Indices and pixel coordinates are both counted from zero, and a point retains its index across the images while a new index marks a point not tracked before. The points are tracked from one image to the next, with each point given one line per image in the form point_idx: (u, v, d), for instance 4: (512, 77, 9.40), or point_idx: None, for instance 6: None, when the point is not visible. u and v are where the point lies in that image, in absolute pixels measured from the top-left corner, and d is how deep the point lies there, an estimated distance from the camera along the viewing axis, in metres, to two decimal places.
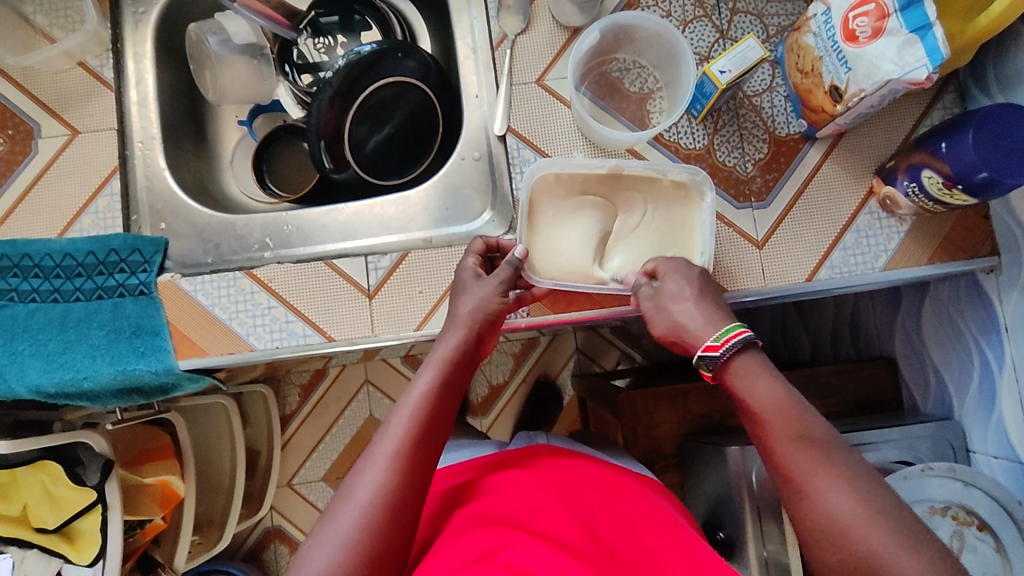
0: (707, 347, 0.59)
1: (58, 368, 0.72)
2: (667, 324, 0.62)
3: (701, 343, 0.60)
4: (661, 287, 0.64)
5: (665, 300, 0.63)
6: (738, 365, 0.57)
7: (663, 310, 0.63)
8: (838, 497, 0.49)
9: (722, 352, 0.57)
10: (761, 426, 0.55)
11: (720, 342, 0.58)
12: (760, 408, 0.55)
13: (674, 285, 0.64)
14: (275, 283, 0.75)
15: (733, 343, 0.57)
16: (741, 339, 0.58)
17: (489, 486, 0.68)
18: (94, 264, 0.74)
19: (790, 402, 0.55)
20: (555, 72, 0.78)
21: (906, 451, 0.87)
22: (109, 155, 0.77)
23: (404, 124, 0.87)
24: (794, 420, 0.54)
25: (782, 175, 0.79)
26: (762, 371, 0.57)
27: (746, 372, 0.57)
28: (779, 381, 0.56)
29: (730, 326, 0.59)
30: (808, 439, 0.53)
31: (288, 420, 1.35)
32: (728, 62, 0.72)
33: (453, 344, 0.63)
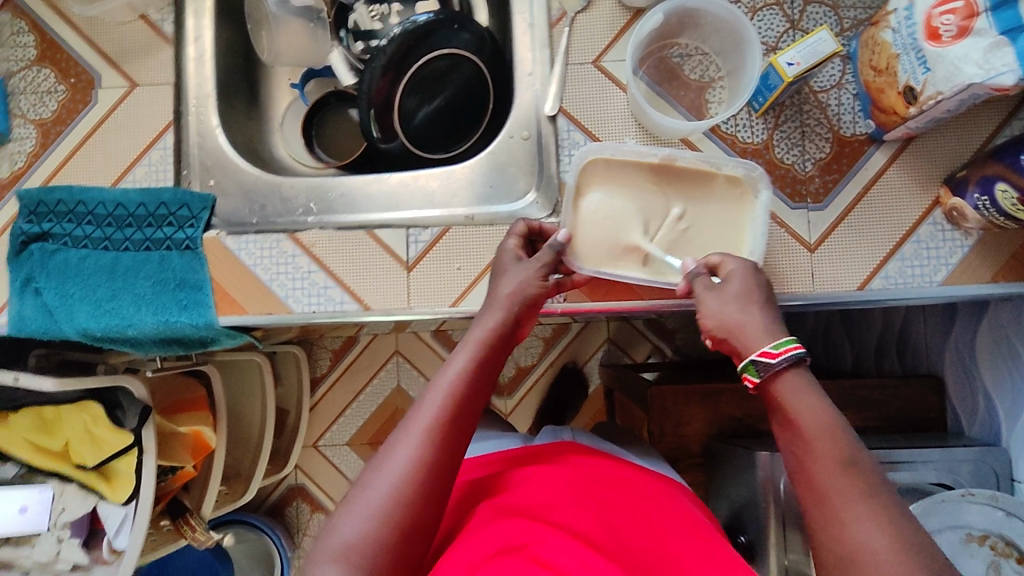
0: (763, 352, 0.54)
1: (104, 313, 0.73)
2: (720, 320, 0.57)
3: (753, 349, 0.55)
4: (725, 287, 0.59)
5: (727, 297, 0.58)
6: (789, 382, 0.53)
7: (720, 306, 0.58)
8: (876, 530, 0.46)
9: (779, 362, 0.53)
10: (802, 444, 0.51)
11: (777, 351, 0.54)
12: (806, 428, 0.52)
13: (740, 285, 0.59)
14: (316, 248, 0.75)
15: (789, 356, 0.53)
16: (799, 353, 0.54)
17: (515, 478, 0.68)
18: (144, 216, 0.76)
19: (836, 425, 0.51)
20: (613, 54, 0.76)
21: (944, 474, 0.84)
22: (164, 110, 0.78)
23: (454, 97, 0.85)
24: (840, 446, 0.50)
25: (843, 177, 0.76)
26: (812, 391, 0.53)
27: (793, 389, 0.53)
28: (825, 402, 0.53)
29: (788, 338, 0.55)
30: (855, 468, 0.49)
31: (317, 383, 1.38)
32: (797, 54, 0.70)
33: (491, 325, 0.62)
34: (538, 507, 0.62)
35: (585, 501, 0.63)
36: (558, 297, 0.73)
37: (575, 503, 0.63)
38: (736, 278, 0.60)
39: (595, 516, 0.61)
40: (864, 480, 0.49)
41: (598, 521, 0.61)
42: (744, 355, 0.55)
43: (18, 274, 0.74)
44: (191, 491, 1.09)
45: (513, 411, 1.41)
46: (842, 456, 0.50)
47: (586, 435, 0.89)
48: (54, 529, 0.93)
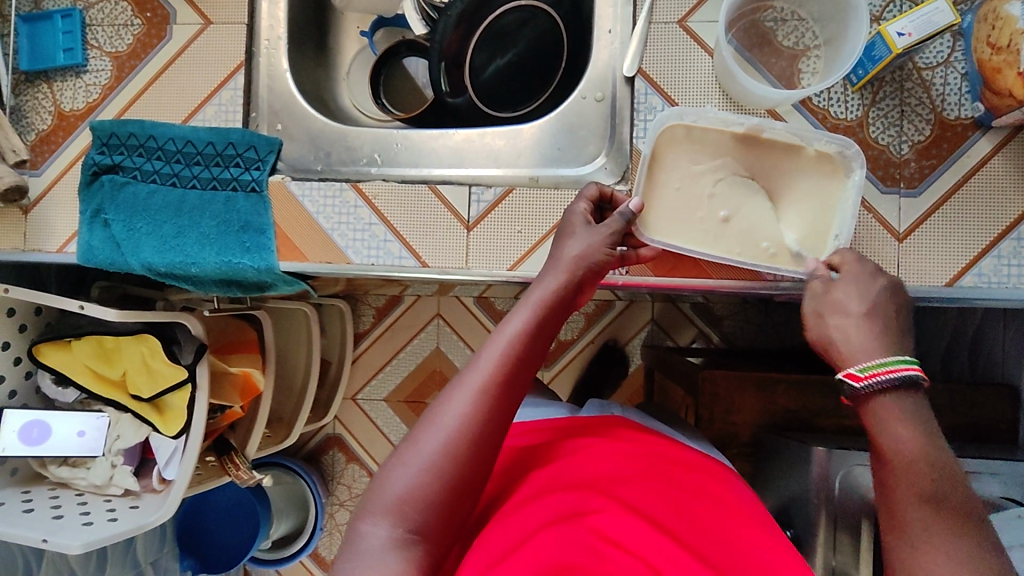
0: (849, 373, 0.54)
1: (170, 250, 0.75)
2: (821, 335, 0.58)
3: (843, 367, 0.55)
4: (833, 290, 0.59)
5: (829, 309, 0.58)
6: (886, 404, 0.52)
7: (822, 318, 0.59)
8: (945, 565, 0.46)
9: (864, 385, 0.53)
10: (889, 472, 0.51)
11: (865, 374, 0.53)
12: (903, 456, 0.50)
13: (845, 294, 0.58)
14: (378, 200, 0.74)
15: (878, 380, 0.52)
16: (894, 377, 0.52)
17: (566, 446, 0.67)
18: (212, 155, 0.76)
19: (930, 460, 0.50)
20: (701, 14, 0.71)
21: (1013, 488, 0.80)
22: (236, 50, 0.78)
23: (528, 52, 0.82)
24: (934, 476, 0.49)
25: (942, 163, 0.70)
26: (908, 415, 0.52)
27: (884, 415, 0.52)
28: (925, 433, 0.51)
29: (891, 359, 0.53)
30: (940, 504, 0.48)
31: (360, 338, 1.39)
32: (910, 24, 0.65)
33: (553, 287, 0.60)
34: (589, 479, 0.61)
35: (640, 475, 0.62)
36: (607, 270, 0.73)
37: (630, 476, 0.62)
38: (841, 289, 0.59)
39: (650, 490, 0.60)
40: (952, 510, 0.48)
41: (652, 496, 0.60)
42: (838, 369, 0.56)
43: (88, 204, 0.76)
44: (237, 430, 1.13)
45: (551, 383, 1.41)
46: (922, 486, 0.49)
47: (633, 411, 0.86)
48: (109, 455, 0.97)
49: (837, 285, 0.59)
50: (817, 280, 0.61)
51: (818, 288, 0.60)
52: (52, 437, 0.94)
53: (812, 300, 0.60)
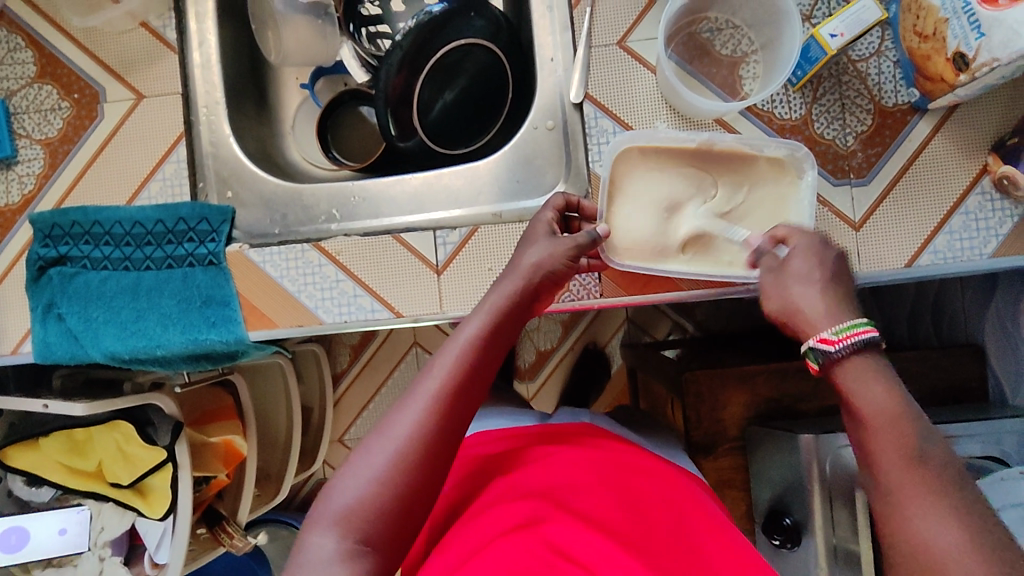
0: (820, 339, 0.51)
1: (132, 335, 0.73)
2: (781, 302, 0.55)
3: (813, 334, 0.52)
4: (788, 263, 0.57)
5: (791, 278, 0.55)
6: (853, 368, 0.49)
7: (782, 286, 0.56)
8: None
9: (838, 349, 0.49)
10: (867, 434, 0.47)
11: (838, 338, 0.50)
12: (871, 420, 0.47)
13: (802, 264, 0.56)
14: (342, 256, 0.73)
15: (851, 344, 0.49)
16: (863, 339, 0.49)
17: (532, 456, 0.69)
18: (163, 233, 0.73)
19: (909, 417, 0.46)
20: (639, 33, 0.72)
21: (992, 446, 0.84)
22: (175, 122, 0.75)
23: (473, 85, 0.80)
24: (906, 435, 0.46)
25: (886, 150, 0.73)
26: (880, 376, 0.49)
27: (859, 377, 0.49)
28: (899, 389, 0.48)
29: (859, 320, 0.51)
30: (923, 463, 0.44)
31: (339, 379, 1.35)
32: (840, 24, 0.67)
33: (508, 292, 0.61)
34: (553, 488, 0.63)
35: (601, 484, 0.63)
36: (567, 294, 0.73)
37: (591, 483, 0.63)
38: (802, 252, 0.57)
39: (610, 500, 0.62)
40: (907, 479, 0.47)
41: (612, 506, 0.61)
42: (806, 338, 0.52)
43: (39, 299, 0.73)
44: (225, 498, 1.10)
45: (537, 396, 1.41)
46: (903, 445, 0.45)
47: (604, 418, 0.87)
48: (95, 549, 0.93)
49: (793, 259, 0.57)
50: (768, 258, 0.59)
51: (773, 262, 0.58)
52: (32, 540, 0.91)
53: (769, 273, 0.58)
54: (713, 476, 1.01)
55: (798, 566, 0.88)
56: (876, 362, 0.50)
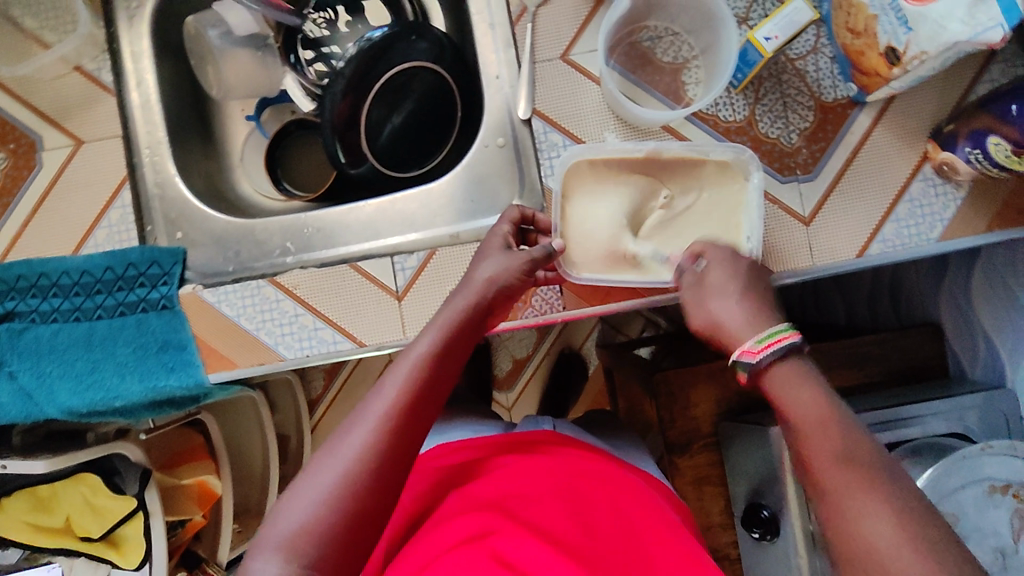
0: (744, 350, 0.54)
1: (87, 388, 0.72)
2: (706, 320, 0.58)
3: (738, 346, 0.55)
4: (706, 276, 0.60)
5: (710, 294, 0.59)
6: (778, 375, 0.53)
7: (703, 304, 0.59)
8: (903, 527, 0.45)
9: (761, 358, 0.53)
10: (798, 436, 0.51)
11: (760, 347, 0.53)
12: (799, 422, 0.51)
13: (719, 276, 0.60)
14: (300, 290, 0.72)
15: (772, 352, 0.53)
16: (785, 346, 0.53)
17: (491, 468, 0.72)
18: (113, 280, 0.72)
19: (835, 418, 0.50)
20: (581, 45, 0.72)
21: (955, 422, 0.86)
22: (117, 165, 0.73)
23: (421, 107, 0.80)
24: (835, 437, 0.50)
25: (830, 144, 0.74)
26: (808, 380, 0.52)
27: (787, 382, 0.53)
28: (824, 392, 0.52)
29: (776, 328, 0.54)
30: (853, 463, 0.48)
31: (315, 405, 1.30)
32: (774, 27, 0.69)
33: (460, 308, 0.61)
34: (507, 498, 0.67)
35: (552, 494, 0.67)
36: (530, 309, 0.73)
37: (543, 496, 0.67)
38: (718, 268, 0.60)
39: (559, 510, 0.66)
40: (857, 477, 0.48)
41: (561, 516, 0.65)
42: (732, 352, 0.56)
43: None
44: (202, 539, 1.08)
45: (516, 405, 1.42)
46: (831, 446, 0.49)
47: (567, 425, 0.89)
48: None
49: (709, 272, 0.61)
50: (689, 273, 0.63)
51: (693, 279, 0.62)
52: None
53: (691, 288, 0.61)
54: (691, 473, 1.01)
55: (778, 558, 0.89)
56: (799, 362, 0.53)
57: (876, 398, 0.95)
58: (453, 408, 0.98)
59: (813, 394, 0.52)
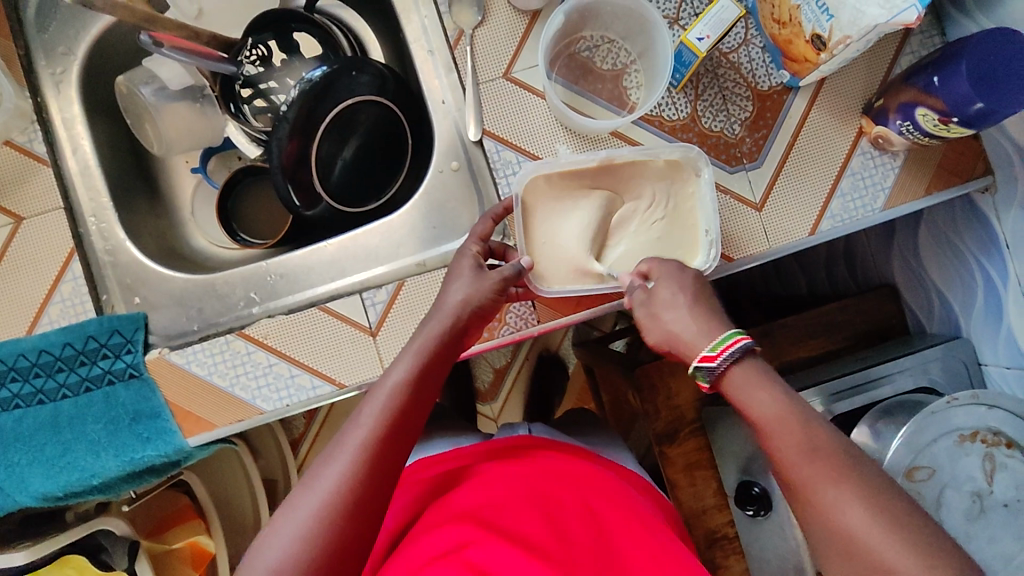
0: (703, 357, 0.57)
1: (61, 471, 0.70)
2: (661, 333, 0.61)
3: (696, 354, 0.58)
4: (654, 292, 0.62)
5: (660, 308, 0.61)
6: (736, 379, 0.56)
7: (656, 318, 0.61)
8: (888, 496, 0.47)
9: (719, 363, 0.56)
10: (763, 434, 0.54)
11: (717, 351, 0.56)
12: (764, 423, 0.54)
13: (667, 291, 0.61)
14: (270, 339, 0.71)
15: (726, 357, 0.56)
16: (738, 349, 0.56)
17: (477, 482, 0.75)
18: (74, 356, 0.69)
19: (793, 412, 0.53)
20: (521, 62, 0.73)
21: (920, 376, 0.91)
22: (63, 238, 0.71)
23: (371, 138, 0.79)
24: (797, 431, 0.52)
25: (771, 131, 0.77)
26: (762, 384, 0.55)
27: (744, 387, 0.55)
28: (779, 391, 0.55)
29: (728, 333, 0.58)
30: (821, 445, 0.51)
31: (298, 444, 1.26)
32: (704, 27, 0.72)
33: (434, 333, 0.61)
34: (488, 513, 0.71)
35: (526, 501, 0.73)
36: (506, 327, 0.73)
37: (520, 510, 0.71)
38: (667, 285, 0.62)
39: (535, 516, 0.71)
40: (838, 456, 0.51)
41: (537, 526, 0.70)
42: (691, 362, 0.59)
43: None
44: None
45: (502, 414, 1.42)
46: (797, 442, 0.52)
47: (544, 427, 0.92)
48: None
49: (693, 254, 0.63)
50: (637, 291, 0.64)
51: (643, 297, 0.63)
52: None
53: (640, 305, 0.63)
54: (682, 460, 1.02)
55: (775, 530, 0.93)
56: (747, 360, 0.57)
57: (844, 363, 0.99)
58: (440, 429, 0.97)
59: (771, 393, 0.55)
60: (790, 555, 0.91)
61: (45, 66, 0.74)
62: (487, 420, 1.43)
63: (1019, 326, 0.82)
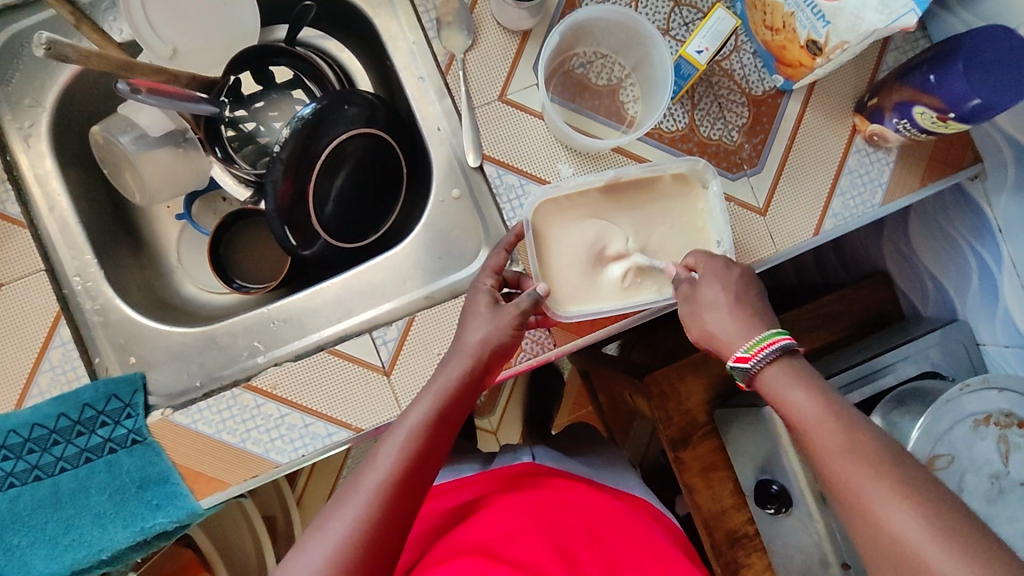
0: (738, 357, 0.58)
1: (66, 549, 0.66)
2: (700, 331, 0.61)
3: (731, 353, 0.59)
4: (699, 290, 0.62)
5: (704, 307, 0.61)
6: (770, 378, 0.56)
7: (698, 316, 0.61)
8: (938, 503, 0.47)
9: (754, 364, 0.56)
10: (802, 435, 0.54)
11: (752, 353, 0.57)
12: (801, 423, 0.54)
13: (710, 291, 0.61)
14: (279, 389, 0.67)
15: (763, 356, 0.56)
16: (774, 349, 0.56)
17: (495, 511, 0.74)
18: (70, 427, 0.65)
19: (833, 414, 0.53)
20: (516, 83, 0.71)
21: (923, 362, 0.92)
22: (48, 303, 0.66)
23: (365, 170, 0.76)
24: (833, 431, 0.52)
25: (769, 135, 0.77)
26: (799, 381, 0.55)
27: (779, 386, 0.56)
28: (817, 390, 0.54)
29: (767, 332, 0.58)
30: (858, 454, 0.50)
31: (295, 478, 1.22)
32: (702, 40, 0.71)
33: (455, 374, 0.60)
34: (501, 544, 0.69)
35: (543, 529, 0.71)
36: (522, 354, 0.71)
37: (531, 541, 0.69)
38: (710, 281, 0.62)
39: (546, 547, 0.68)
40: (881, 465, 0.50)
41: (545, 556, 0.67)
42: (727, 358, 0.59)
43: None
44: None
45: (501, 428, 1.40)
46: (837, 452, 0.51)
47: (547, 451, 0.92)
48: None
49: (703, 284, 0.62)
50: (684, 283, 0.64)
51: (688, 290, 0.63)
52: None
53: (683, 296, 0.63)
54: (697, 464, 1.02)
55: (797, 526, 0.91)
56: (786, 358, 0.57)
57: (847, 354, 0.99)
58: (451, 455, 0.95)
59: (809, 392, 0.54)
60: (814, 549, 0.90)
61: (12, 120, 0.69)
62: (487, 435, 1.41)
63: (1016, 308, 0.84)
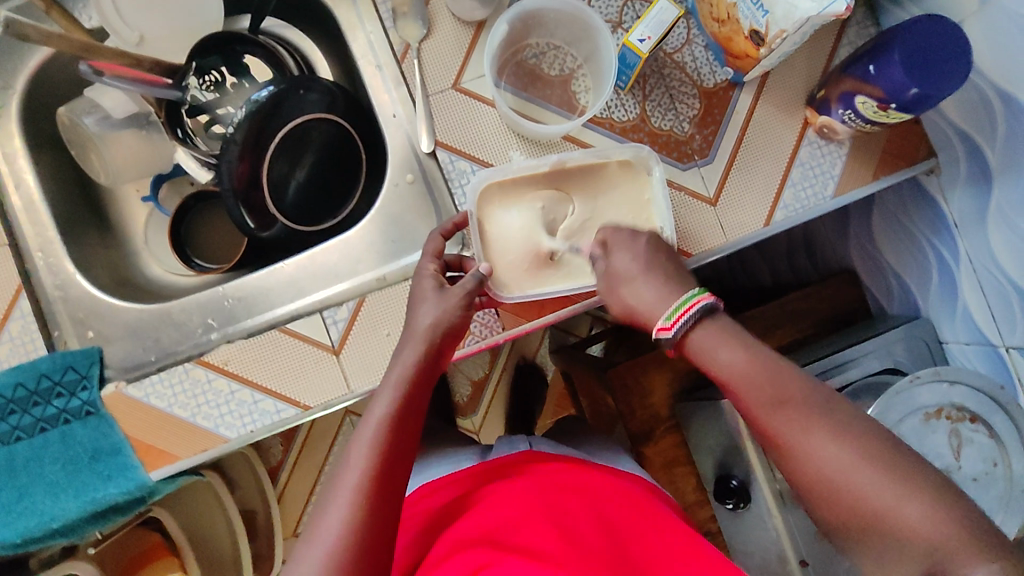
0: (661, 327, 0.58)
1: (18, 517, 0.68)
2: (621, 306, 0.62)
3: (655, 323, 0.59)
4: (613, 261, 0.63)
5: (616, 282, 0.63)
6: (696, 343, 0.57)
7: (615, 291, 0.63)
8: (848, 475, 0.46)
9: (676, 330, 0.57)
10: (735, 393, 0.55)
11: (672, 321, 0.57)
12: (733, 381, 0.55)
13: (622, 260, 0.63)
14: (231, 365, 0.69)
15: (683, 322, 0.57)
16: (694, 312, 0.57)
17: (478, 504, 0.73)
18: (27, 397, 0.67)
19: (763, 367, 0.54)
20: (470, 71, 0.73)
21: (885, 358, 0.93)
22: (9, 275, 0.69)
23: (324, 158, 0.79)
24: (766, 388, 0.53)
25: (720, 127, 0.78)
26: (728, 342, 0.56)
27: (706, 348, 0.56)
28: (745, 348, 0.55)
29: (688, 296, 0.58)
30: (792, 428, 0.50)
31: (276, 473, 1.22)
32: (645, 29, 0.73)
33: (412, 361, 0.60)
34: (493, 531, 0.67)
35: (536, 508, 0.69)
36: (470, 337, 0.73)
37: (523, 519, 0.67)
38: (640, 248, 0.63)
39: (542, 524, 0.66)
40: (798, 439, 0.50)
41: (540, 531, 0.65)
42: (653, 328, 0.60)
43: None
44: None
45: (483, 427, 1.40)
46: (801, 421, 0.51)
47: (543, 440, 0.91)
48: None
49: (612, 253, 0.64)
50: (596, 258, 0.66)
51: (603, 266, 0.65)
52: None
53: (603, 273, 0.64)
54: (659, 459, 1.03)
55: (756, 522, 0.90)
56: (709, 320, 0.57)
57: (815, 350, 1.00)
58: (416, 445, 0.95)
59: (735, 350, 0.55)
60: (772, 546, 0.88)
61: None
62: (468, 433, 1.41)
63: (973, 302, 0.83)
